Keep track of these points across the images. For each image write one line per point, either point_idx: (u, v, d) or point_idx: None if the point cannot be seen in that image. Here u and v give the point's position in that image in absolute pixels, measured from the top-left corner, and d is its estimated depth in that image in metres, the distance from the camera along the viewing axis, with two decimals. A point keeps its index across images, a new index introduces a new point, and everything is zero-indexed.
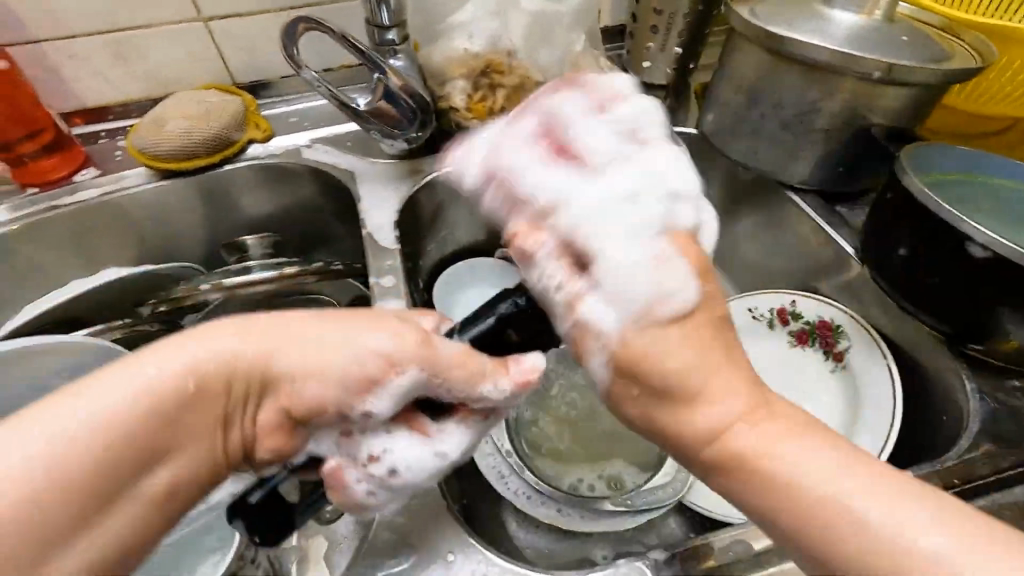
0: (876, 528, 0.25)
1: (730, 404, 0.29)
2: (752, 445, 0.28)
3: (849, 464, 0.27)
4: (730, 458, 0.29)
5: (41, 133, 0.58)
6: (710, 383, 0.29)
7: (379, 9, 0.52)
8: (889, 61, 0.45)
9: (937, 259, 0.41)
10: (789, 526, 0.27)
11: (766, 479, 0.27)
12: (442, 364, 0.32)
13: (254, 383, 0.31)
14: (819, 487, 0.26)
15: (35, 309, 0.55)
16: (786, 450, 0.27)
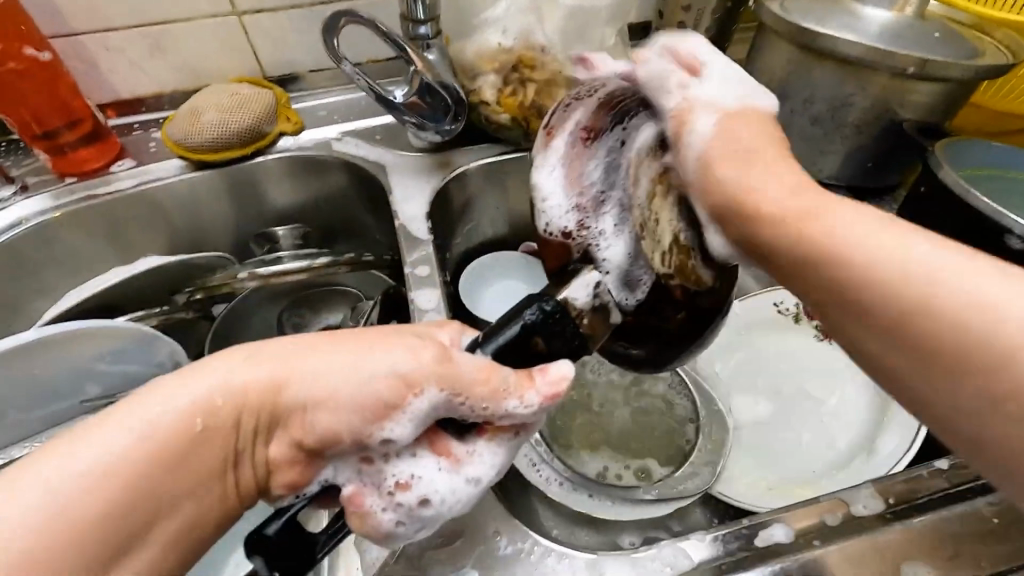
0: (981, 295, 0.24)
1: (785, 192, 0.32)
2: (843, 226, 0.29)
3: (963, 255, 0.26)
4: (808, 231, 0.30)
5: (81, 123, 0.59)
6: (796, 198, 0.32)
7: (415, 3, 0.53)
8: (924, 57, 0.45)
9: (973, 252, 0.42)
10: (897, 314, 0.26)
11: (872, 287, 0.27)
12: (463, 382, 0.30)
13: (264, 417, 0.31)
14: (926, 265, 0.26)
15: (79, 295, 0.57)
16: (881, 238, 0.28)
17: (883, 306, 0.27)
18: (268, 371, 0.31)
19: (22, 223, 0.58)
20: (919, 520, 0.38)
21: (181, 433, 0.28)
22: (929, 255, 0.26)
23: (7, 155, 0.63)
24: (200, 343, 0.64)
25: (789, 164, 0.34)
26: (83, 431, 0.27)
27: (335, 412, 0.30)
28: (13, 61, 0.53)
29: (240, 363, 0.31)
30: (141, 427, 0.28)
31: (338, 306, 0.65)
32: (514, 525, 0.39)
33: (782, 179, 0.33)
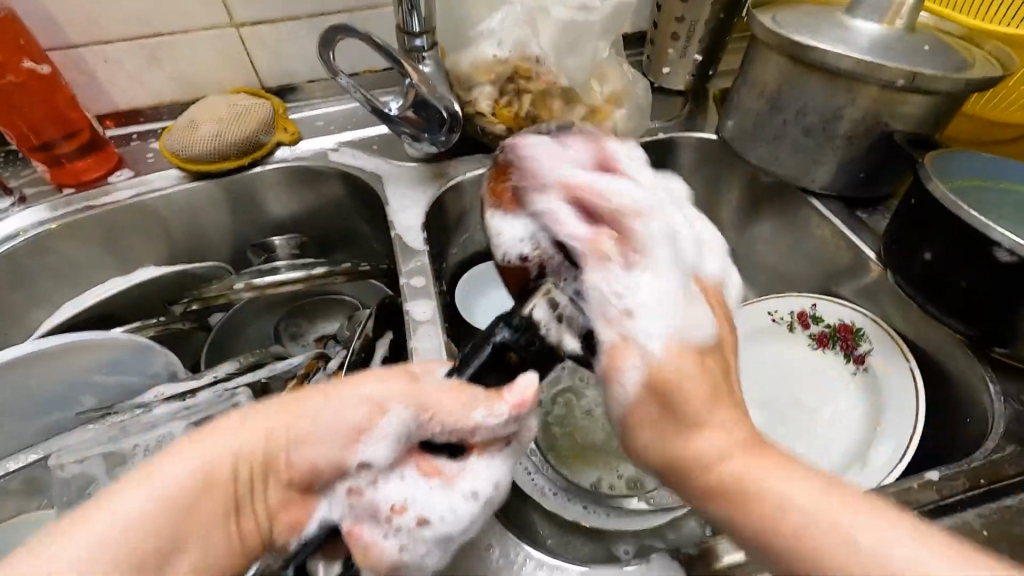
0: (895, 567, 0.26)
1: (716, 436, 0.31)
2: (694, 437, 0.31)
3: (850, 506, 0.28)
4: (716, 477, 0.30)
5: (79, 133, 0.60)
6: (709, 415, 0.31)
7: (410, 16, 0.53)
8: (913, 70, 0.46)
9: (962, 262, 0.43)
10: (796, 571, 0.28)
11: (760, 530, 0.29)
12: (431, 401, 0.32)
13: (257, 466, 0.31)
14: (825, 515, 0.27)
15: (74, 308, 0.57)
16: (791, 495, 0.28)
17: (765, 535, 0.29)
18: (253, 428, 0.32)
19: (20, 234, 0.58)
20: None
21: (179, 497, 0.29)
22: (847, 520, 0.27)
23: (5, 165, 0.63)
24: (196, 352, 0.64)
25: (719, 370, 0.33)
26: (78, 513, 0.28)
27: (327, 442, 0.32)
28: (12, 74, 0.54)
29: (225, 426, 0.32)
30: (141, 495, 0.28)
31: (335, 315, 0.66)
32: (507, 536, 0.39)
33: (702, 366, 0.32)
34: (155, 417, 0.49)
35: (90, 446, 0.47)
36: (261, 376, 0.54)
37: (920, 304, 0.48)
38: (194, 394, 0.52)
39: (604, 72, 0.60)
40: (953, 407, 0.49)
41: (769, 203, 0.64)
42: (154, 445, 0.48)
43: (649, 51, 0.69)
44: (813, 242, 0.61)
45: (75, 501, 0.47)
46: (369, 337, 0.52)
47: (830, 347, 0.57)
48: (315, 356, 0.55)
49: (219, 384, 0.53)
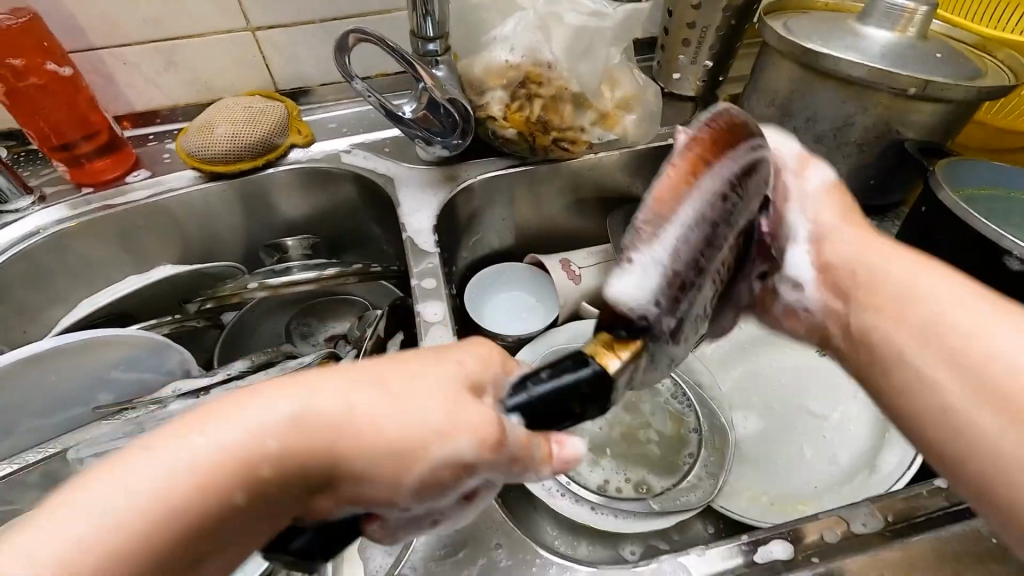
0: (1010, 364, 0.27)
1: (924, 270, 0.34)
2: (878, 268, 0.36)
3: (1004, 315, 0.29)
4: (869, 278, 0.35)
5: (97, 135, 0.61)
6: (894, 272, 0.35)
7: (424, 21, 0.54)
8: (925, 78, 0.46)
9: (973, 270, 0.43)
10: (917, 412, 0.31)
11: (895, 364, 0.32)
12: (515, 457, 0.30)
13: (320, 474, 0.28)
14: (951, 319, 0.30)
15: (91, 306, 0.58)
16: (961, 317, 0.30)
17: (890, 373, 0.32)
18: (344, 407, 0.29)
19: (39, 233, 0.59)
20: (921, 538, 0.38)
21: (239, 471, 0.26)
22: (1002, 328, 0.29)
23: (26, 164, 0.65)
24: (209, 350, 0.65)
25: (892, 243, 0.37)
26: (140, 449, 0.26)
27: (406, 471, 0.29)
28: (35, 76, 0.55)
29: (312, 392, 0.29)
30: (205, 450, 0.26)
31: (345, 315, 0.67)
32: (516, 536, 0.39)
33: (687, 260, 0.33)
34: (167, 412, 0.50)
35: (106, 440, 0.48)
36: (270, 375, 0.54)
37: None
38: (207, 391, 0.52)
39: (615, 78, 0.61)
40: None
41: None
42: None
43: (660, 57, 0.69)
44: None
45: None
46: (381, 337, 0.53)
47: None
48: (325, 357, 0.56)
49: (230, 382, 0.53)
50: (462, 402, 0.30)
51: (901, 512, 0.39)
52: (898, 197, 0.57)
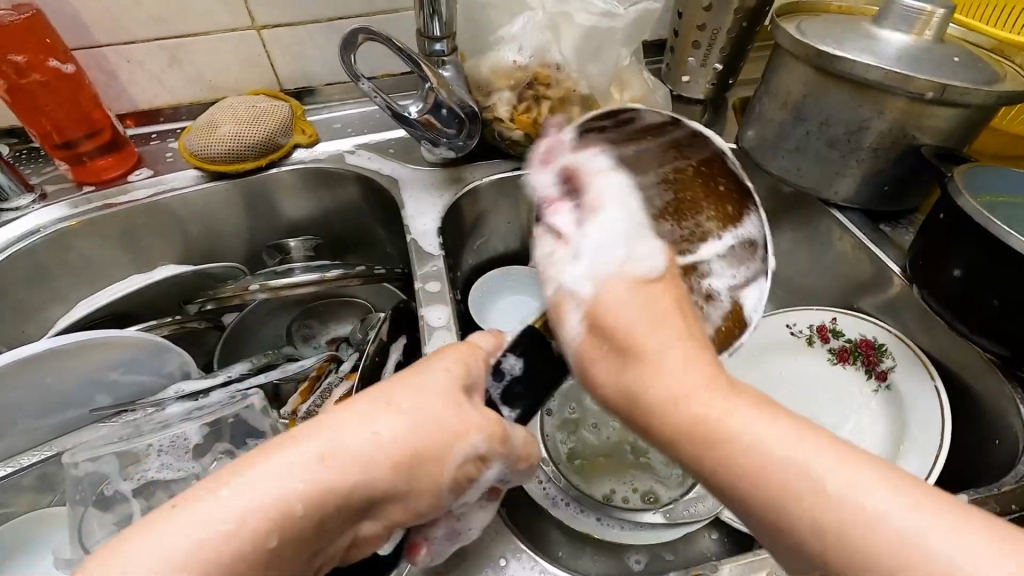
0: (854, 498, 0.24)
1: (744, 410, 0.27)
2: (681, 381, 0.28)
3: (859, 469, 0.24)
4: (689, 429, 0.27)
5: (99, 132, 0.60)
6: (708, 401, 0.28)
7: (431, 21, 0.53)
8: (944, 82, 0.45)
9: (995, 279, 0.41)
10: (818, 548, 0.24)
11: (784, 500, 0.25)
12: (515, 452, 0.34)
13: (326, 520, 0.27)
14: (824, 481, 0.24)
15: (90, 306, 0.57)
16: (805, 457, 0.25)
17: (780, 503, 0.25)
18: (327, 455, 0.28)
19: (39, 231, 0.58)
20: None
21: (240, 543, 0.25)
22: (879, 499, 0.23)
23: (27, 162, 0.64)
24: (209, 351, 0.64)
25: (685, 291, 0.34)
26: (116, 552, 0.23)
27: (412, 492, 0.30)
28: (37, 72, 0.54)
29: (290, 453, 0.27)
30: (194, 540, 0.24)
31: (347, 317, 0.66)
32: (522, 548, 0.38)
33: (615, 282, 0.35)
34: (166, 415, 0.51)
35: (103, 443, 0.47)
36: (271, 378, 0.54)
37: (947, 321, 0.47)
38: (206, 394, 0.52)
39: (624, 80, 0.60)
40: (981, 426, 0.48)
41: (792, 210, 0.63)
42: (168, 446, 0.48)
43: (670, 60, 0.69)
44: (831, 257, 0.61)
45: (92, 501, 0.46)
46: (384, 341, 0.52)
47: (851, 362, 0.56)
48: (325, 361, 0.56)
49: (230, 385, 0.53)
50: (449, 409, 0.32)
51: None
52: (912, 204, 0.56)
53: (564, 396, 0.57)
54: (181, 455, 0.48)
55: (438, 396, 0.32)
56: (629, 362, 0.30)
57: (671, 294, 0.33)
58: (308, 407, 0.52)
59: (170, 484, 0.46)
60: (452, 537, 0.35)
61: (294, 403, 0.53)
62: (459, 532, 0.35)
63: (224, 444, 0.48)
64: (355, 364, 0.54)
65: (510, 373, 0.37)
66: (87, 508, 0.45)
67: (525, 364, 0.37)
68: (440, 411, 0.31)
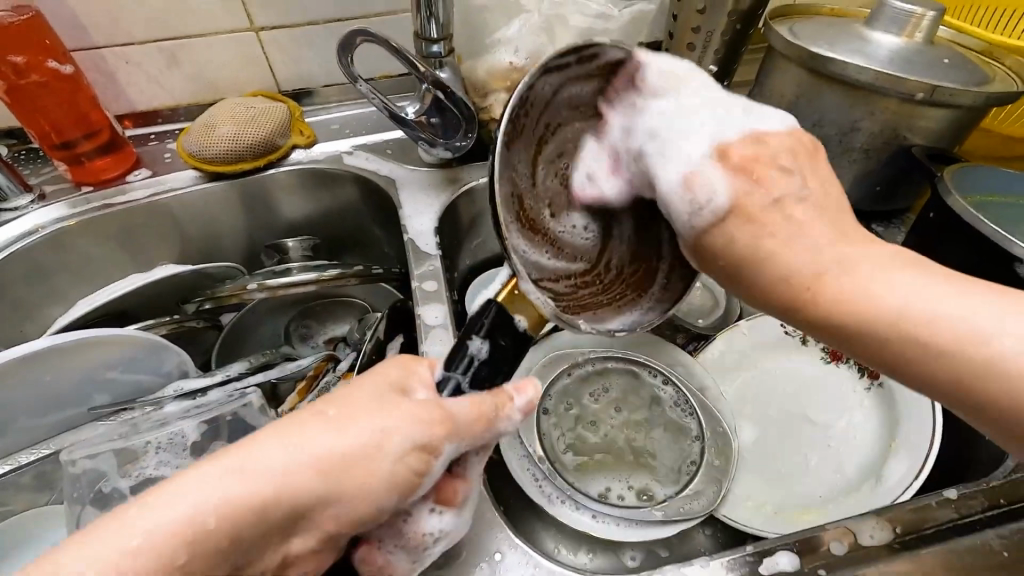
0: (966, 320, 0.26)
1: (896, 278, 0.28)
2: (774, 244, 0.31)
3: (943, 293, 0.27)
4: (784, 279, 0.31)
5: (98, 133, 0.60)
6: (789, 246, 0.31)
7: (429, 22, 0.53)
8: (934, 83, 0.46)
9: (984, 278, 0.42)
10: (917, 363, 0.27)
11: (879, 327, 0.28)
12: (463, 429, 0.32)
13: (260, 527, 0.28)
14: (911, 301, 0.27)
15: (89, 305, 0.57)
16: (888, 287, 0.28)
17: (881, 339, 0.28)
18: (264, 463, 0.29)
19: (37, 231, 0.58)
20: (932, 550, 0.37)
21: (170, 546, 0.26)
22: (990, 317, 0.26)
23: (26, 163, 0.64)
24: (207, 350, 0.64)
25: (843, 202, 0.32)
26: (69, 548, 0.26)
27: (345, 496, 0.30)
28: (36, 73, 0.54)
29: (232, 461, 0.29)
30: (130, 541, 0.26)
31: (344, 316, 0.67)
32: (519, 543, 0.39)
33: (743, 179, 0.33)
34: (165, 413, 0.51)
35: (102, 441, 0.48)
36: (269, 377, 0.54)
37: None
38: (204, 393, 0.53)
39: None
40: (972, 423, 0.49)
41: None
42: (167, 443, 0.48)
43: None
44: None
45: (89, 499, 0.45)
46: (381, 340, 0.52)
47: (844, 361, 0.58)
48: (323, 359, 0.56)
49: (228, 384, 0.53)
50: (390, 409, 0.31)
51: (909, 523, 0.38)
52: (904, 204, 0.57)
53: (559, 394, 0.57)
54: (179, 452, 0.48)
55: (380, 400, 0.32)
56: (721, 247, 0.33)
57: (767, 194, 0.32)
58: (305, 406, 0.53)
59: (169, 481, 0.46)
60: (409, 552, 0.34)
61: (291, 401, 0.53)
62: (413, 542, 0.33)
63: (221, 442, 0.49)
64: (352, 363, 0.55)
65: (477, 356, 0.36)
66: (85, 505, 0.45)
67: (491, 347, 0.36)
68: (381, 416, 0.31)
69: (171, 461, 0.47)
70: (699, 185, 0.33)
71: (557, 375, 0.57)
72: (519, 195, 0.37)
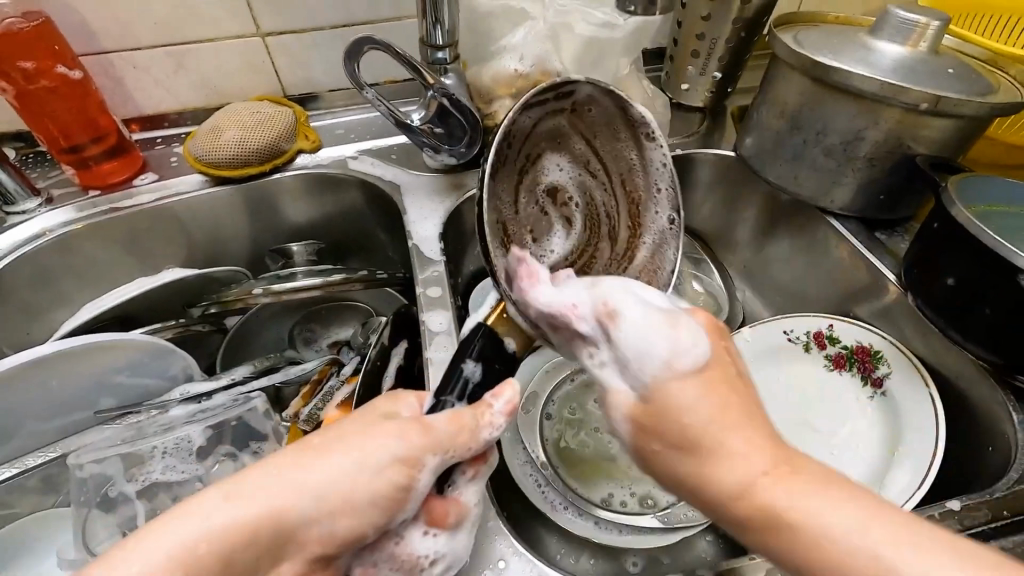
0: (895, 565, 0.23)
1: (830, 509, 0.26)
2: (704, 417, 0.30)
3: (872, 518, 0.25)
4: (710, 470, 0.29)
5: (105, 137, 0.61)
6: (728, 436, 0.29)
7: (434, 30, 0.54)
8: (938, 93, 0.46)
9: (987, 289, 0.42)
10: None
11: (804, 546, 0.26)
12: (445, 440, 0.33)
13: (283, 539, 0.30)
14: (831, 525, 0.25)
15: (96, 309, 0.58)
16: (811, 504, 0.26)
17: (811, 554, 0.25)
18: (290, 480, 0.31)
19: (44, 235, 0.59)
20: None
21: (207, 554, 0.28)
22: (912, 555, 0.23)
23: (34, 166, 0.65)
24: (212, 354, 0.64)
25: (738, 376, 0.32)
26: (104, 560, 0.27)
27: (340, 518, 0.31)
28: (46, 78, 0.55)
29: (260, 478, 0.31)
30: (168, 550, 0.27)
31: (348, 321, 0.67)
32: (522, 550, 0.39)
33: (710, 381, 0.31)
34: (168, 418, 0.52)
35: (108, 445, 0.48)
36: (274, 381, 0.55)
37: (941, 330, 0.47)
38: (210, 397, 0.53)
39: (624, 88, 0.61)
40: (975, 434, 0.49)
41: (788, 217, 0.64)
42: (172, 448, 0.49)
43: (669, 69, 0.69)
44: (828, 264, 0.61)
45: (95, 502, 0.47)
46: (386, 345, 0.52)
47: (846, 369, 0.57)
48: (328, 363, 0.57)
49: (234, 388, 0.54)
50: (403, 425, 0.33)
51: None
52: (909, 213, 0.57)
53: (563, 400, 0.57)
54: (184, 457, 0.49)
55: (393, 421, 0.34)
56: (662, 417, 0.31)
57: (722, 366, 0.32)
58: (310, 410, 0.52)
59: (173, 486, 0.48)
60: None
61: (296, 406, 0.53)
62: (407, 564, 0.33)
63: (226, 447, 0.50)
64: (356, 368, 0.55)
65: (471, 378, 0.37)
66: (90, 509, 0.46)
67: (484, 368, 0.37)
68: (397, 432, 0.33)
69: (176, 466, 0.49)
70: (677, 338, 0.32)
71: (560, 381, 0.57)
72: (503, 221, 0.43)
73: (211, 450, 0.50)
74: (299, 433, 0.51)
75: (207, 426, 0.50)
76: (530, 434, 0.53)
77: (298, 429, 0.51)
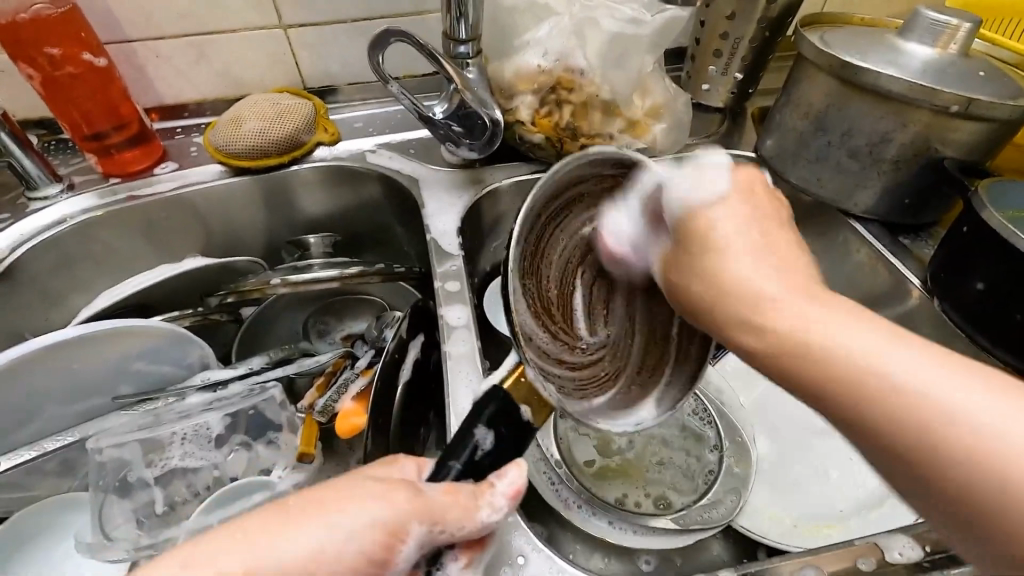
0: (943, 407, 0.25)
1: (879, 350, 0.27)
2: (785, 301, 0.31)
3: (958, 380, 0.25)
4: (796, 337, 0.30)
5: (127, 125, 0.61)
6: (767, 279, 0.32)
7: (458, 23, 0.54)
8: (969, 96, 0.45)
9: (1017, 294, 0.42)
10: (893, 439, 0.26)
11: (872, 403, 0.27)
12: (437, 512, 0.31)
13: None
14: (903, 378, 0.26)
15: (114, 297, 0.59)
16: (891, 359, 0.27)
17: (911, 436, 0.25)
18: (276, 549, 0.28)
19: (64, 221, 0.59)
20: (963, 569, 0.37)
21: None
22: (957, 395, 0.25)
23: (55, 153, 0.65)
24: (227, 343, 0.65)
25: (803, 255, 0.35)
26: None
27: None
28: (71, 65, 0.55)
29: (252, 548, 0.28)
30: None
31: (362, 314, 0.67)
32: (541, 546, 0.38)
33: (763, 247, 0.34)
34: (186, 405, 0.52)
35: (126, 431, 0.49)
36: (288, 372, 0.54)
37: (967, 335, 0.47)
38: (225, 386, 0.53)
39: (647, 85, 0.60)
40: None
41: (808, 221, 0.63)
42: (191, 435, 0.51)
43: (689, 69, 0.69)
44: (848, 268, 0.60)
45: (112, 487, 0.49)
46: (403, 338, 0.51)
47: None
48: (343, 355, 0.56)
49: (250, 378, 0.54)
50: (391, 490, 0.31)
51: (937, 542, 0.38)
52: (934, 218, 0.56)
53: None
54: (203, 444, 0.51)
55: (382, 488, 0.32)
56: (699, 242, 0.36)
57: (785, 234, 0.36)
58: (326, 402, 0.52)
59: (189, 473, 0.50)
60: None
61: (311, 398, 0.53)
62: None
63: (240, 436, 0.52)
64: (371, 361, 0.54)
65: (481, 446, 0.35)
66: (108, 494, 0.48)
67: (496, 438, 0.35)
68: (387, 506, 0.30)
69: (194, 453, 0.50)
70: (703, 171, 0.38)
71: None
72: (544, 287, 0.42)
73: (229, 438, 0.51)
74: (313, 423, 0.51)
75: (225, 414, 0.51)
76: (543, 431, 0.52)
77: (312, 418, 0.51)
